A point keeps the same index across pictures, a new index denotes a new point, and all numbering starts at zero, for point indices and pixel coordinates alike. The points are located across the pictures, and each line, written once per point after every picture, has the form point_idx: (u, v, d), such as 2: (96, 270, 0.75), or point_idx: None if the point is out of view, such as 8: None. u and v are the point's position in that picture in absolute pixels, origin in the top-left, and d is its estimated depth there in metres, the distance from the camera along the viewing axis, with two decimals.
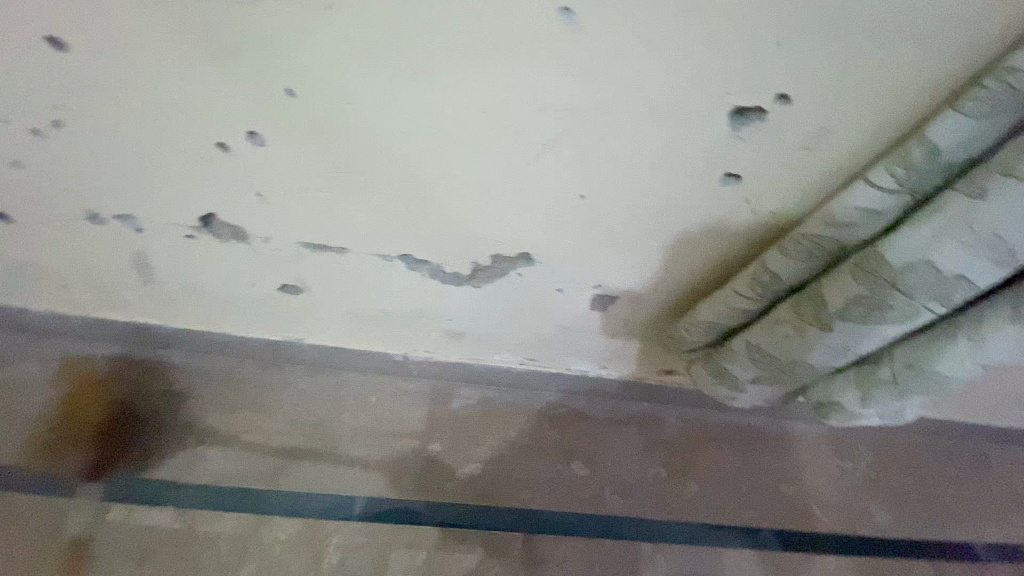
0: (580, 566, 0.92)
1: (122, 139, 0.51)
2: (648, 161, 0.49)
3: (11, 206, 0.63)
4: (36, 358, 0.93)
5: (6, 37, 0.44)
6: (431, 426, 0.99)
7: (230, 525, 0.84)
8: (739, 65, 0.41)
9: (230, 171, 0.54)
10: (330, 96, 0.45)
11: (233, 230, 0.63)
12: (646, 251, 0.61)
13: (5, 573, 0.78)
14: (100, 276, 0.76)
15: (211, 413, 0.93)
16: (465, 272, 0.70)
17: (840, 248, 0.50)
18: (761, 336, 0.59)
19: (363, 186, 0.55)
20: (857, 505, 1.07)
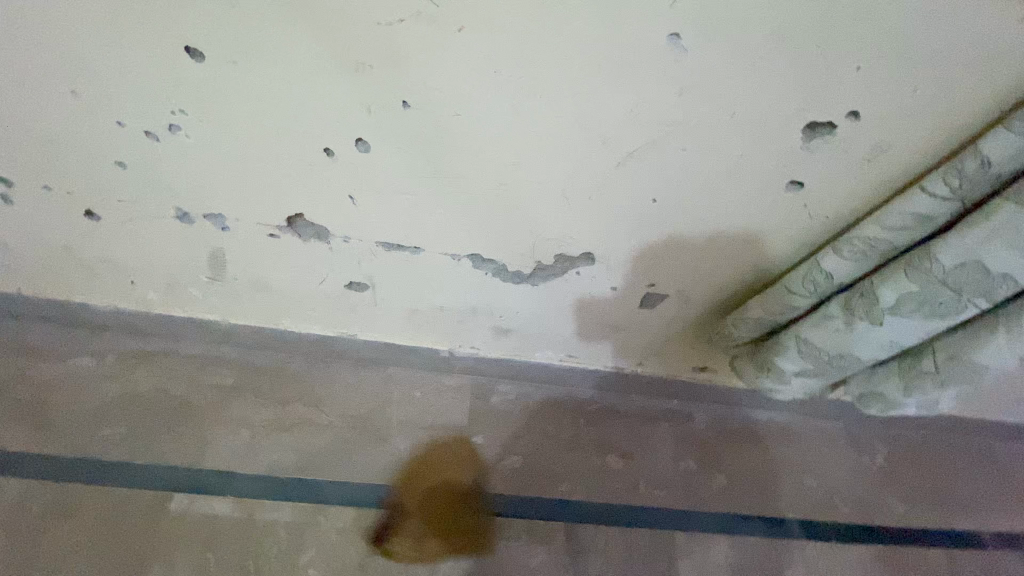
0: (619, 554, 0.96)
1: (233, 143, 0.55)
2: (723, 169, 0.54)
3: (102, 204, 0.65)
4: (91, 353, 0.95)
5: (144, 48, 0.46)
6: (474, 420, 1.03)
7: (288, 514, 0.88)
8: (820, 84, 0.46)
9: (330, 173, 0.58)
10: (442, 108, 0.49)
11: (317, 229, 0.68)
12: (704, 250, 0.66)
13: (71, 563, 0.80)
14: (171, 273, 0.79)
15: (264, 406, 0.96)
16: (527, 272, 0.74)
17: (892, 251, 0.55)
18: (811, 331, 0.64)
19: (450, 190, 0.59)
20: (875, 497, 1.12)
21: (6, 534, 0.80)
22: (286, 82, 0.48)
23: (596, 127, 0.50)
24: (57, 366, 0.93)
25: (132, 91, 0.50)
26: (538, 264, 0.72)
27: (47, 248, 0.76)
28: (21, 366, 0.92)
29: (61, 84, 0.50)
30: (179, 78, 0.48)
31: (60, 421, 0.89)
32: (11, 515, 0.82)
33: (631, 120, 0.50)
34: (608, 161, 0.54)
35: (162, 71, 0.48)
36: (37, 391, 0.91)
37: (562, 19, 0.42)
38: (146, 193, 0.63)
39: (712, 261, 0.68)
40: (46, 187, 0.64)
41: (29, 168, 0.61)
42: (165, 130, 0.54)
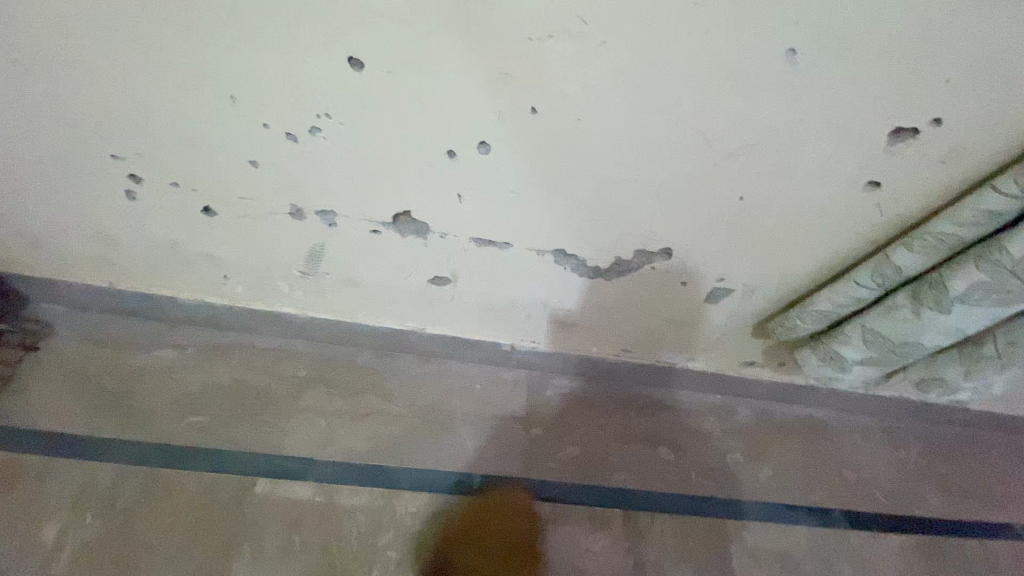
0: (676, 539, 1.00)
1: (367, 144, 0.60)
2: (810, 169, 0.60)
3: (222, 200, 0.71)
4: (173, 345, 1.00)
5: (315, 58, 0.53)
6: (533, 412, 1.08)
7: (366, 498, 0.92)
8: (911, 94, 0.52)
9: (447, 173, 0.63)
10: (566, 114, 0.56)
11: (418, 226, 0.73)
12: (778, 247, 0.72)
13: (166, 541, 0.83)
14: (265, 267, 0.84)
15: (337, 397, 1.01)
16: (604, 267, 0.80)
17: (961, 245, 0.61)
18: (878, 321, 0.70)
19: (553, 189, 0.65)
20: (912, 488, 1.17)
21: (103, 516, 0.83)
22: (431, 89, 0.54)
23: (704, 131, 0.57)
24: (142, 357, 0.98)
25: (290, 96, 0.56)
26: (617, 260, 0.78)
27: (153, 243, 0.81)
28: (109, 356, 0.97)
29: (221, 90, 0.57)
30: (335, 85, 0.55)
31: (147, 409, 0.93)
32: (105, 498, 0.85)
33: (735, 125, 0.56)
34: (708, 161, 0.60)
35: (322, 79, 0.54)
36: (124, 380, 0.95)
37: (691, 36, 0.49)
38: (268, 190, 0.68)
39: (783, 257, 0.74)
40: (174, 183, 0.69)
41: (164, 166, 0.66)
42: (305, 133, 0.60)
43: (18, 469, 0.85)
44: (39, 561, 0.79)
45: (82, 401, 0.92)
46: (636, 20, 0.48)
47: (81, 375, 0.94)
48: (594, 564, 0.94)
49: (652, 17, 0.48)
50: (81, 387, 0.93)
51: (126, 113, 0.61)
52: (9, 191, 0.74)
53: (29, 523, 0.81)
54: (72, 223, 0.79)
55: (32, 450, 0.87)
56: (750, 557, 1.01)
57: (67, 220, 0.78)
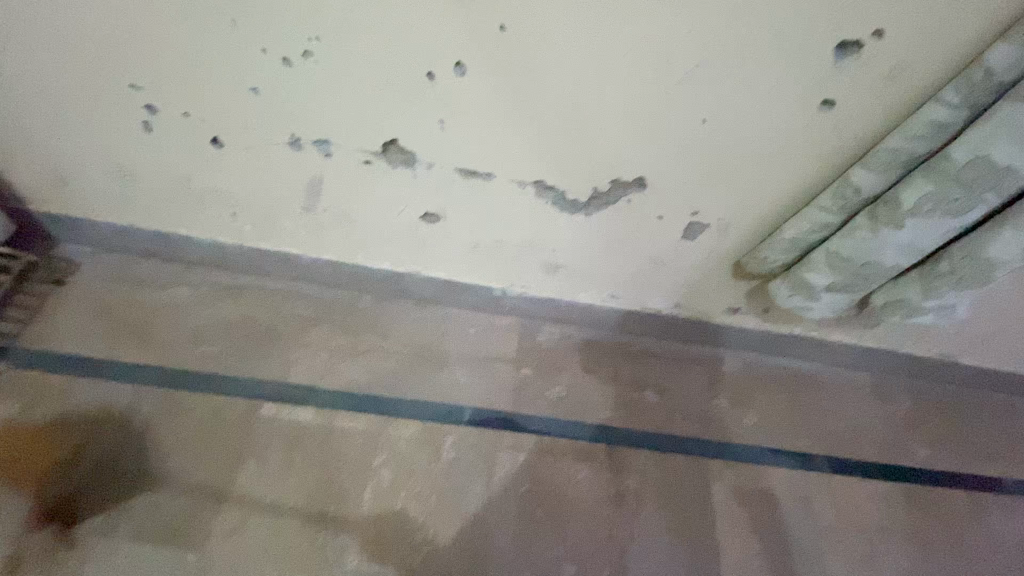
0: (657, 475, 1.04)
1: (354, 68, 0.66)
2: (766, 88, 0.64)
3: (228, 130, 0.77)
4: (187, 284, 1.08)
5: None
6: (523, 354, 1.13)
7: (362, 424, 0.99)
8: (850, 5, 0.56)
9: (429, 97, 0.69)
10: (532, 34, 0.61)
11: (405, 156, 0.79)
12: (744, 175, 0.76)
13: (179, 453, 0.91)
14: (269, 202, 0.91)
15: (338, 334, 1.08)
16: (583, 200, 0.84)
17: (912, 159, 0.64)
18: (840, 244, 0.73)
19: (528, 112, 0.70)
20: (898, 439, 1.19)
21: (121, 429, 0.91)
22: (409, 8, 0.59)
23: (662, 48, 0.61)
24: (159, 293, 1.06)
25: (283, 19, 0.62)
26: (594, 192, 0.82)
27: (167, 177, 0.88)
28: (129, 292, 1.05)
29: (224, 14, 0.62)
30: (322, 7, 0.60)
31: (163, 339, 1.01)
32: (125, 414, 0.93)
33: (690, 42, 0.60)
34: (670, 79, 0.64)
35: (310, 1, 0.60)
36: (143, 313, 1.03)
37: None
38: (268, 118, 0.75)
39: (751, 185, 0.77)
40: (183, 113, 0.76)
41: (175, 94, 0.73)
42: (298, 58, 0.66)
43: (46, 386, 0.93)
44: (63, 465, 0.87)
45: (106, 330, 1.01)
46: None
47: (105, 308, 1.03)
48: (576, 492, 0.99)
49: None
50: (104, 318, 1.02)
51: (140, 43, 0.68)
52: (38, 125, 0.82)
53: (56, 432, 0.90)
54: (95, 158, 0.86)
55: (62, 370, 0.95)
56: (729, 493, 1.05)
57: (91, 156, 0.86)
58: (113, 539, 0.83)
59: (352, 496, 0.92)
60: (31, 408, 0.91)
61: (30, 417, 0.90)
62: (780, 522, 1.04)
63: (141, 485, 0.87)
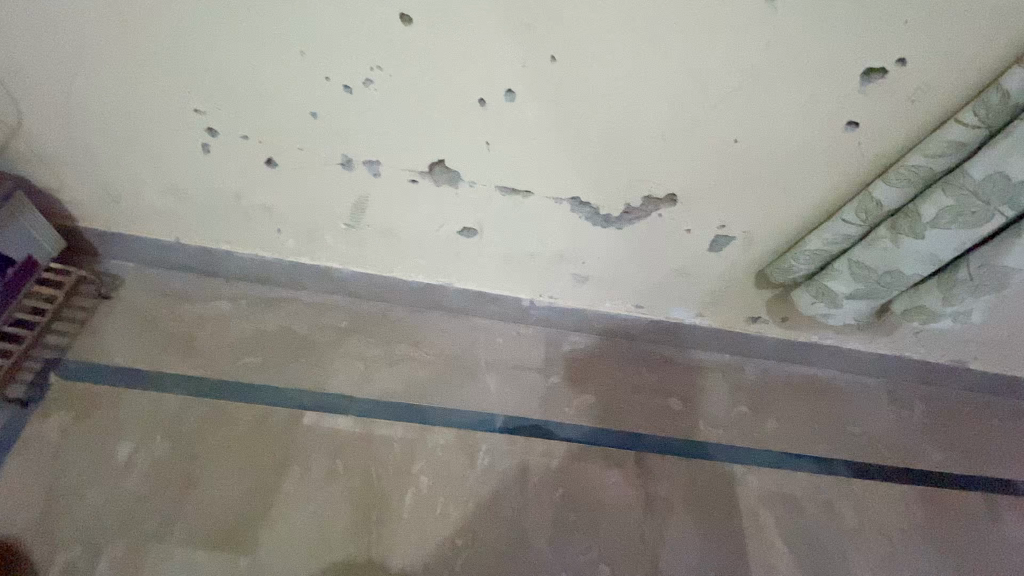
0: (685, 479, 1.07)
1: (412, 95, 0.71)
2: (795, 110, 0.69)
3: (284, 152, 0.82)
4: (228, 297, 1.12)
5: (374, 19, 0.63)
6: (550, 363, 1.17)
7: (400, 431, 1.02)
8: (876, 37, 0.61)
9: (479, 120, 0.74)
10: (580, 63, 0.66)
11: (450, 175, 0.84)
12: (771, 190, 0.81)
13: (227, 460, 0.94)
14: (315, 219, 0.96)
15: (373, 344, 1.12)
16: (616, 215, 0.89)
17: (932, 175, 0.69)
18: (863, 253, 0.77)
19: (571, 133, 0.75)
20: (914, 444, 1.22)
21: (170, 437, 0.95)
22: (469, 41, 0.64)
23: (700, 76, 0.66)
24: (202, 306, 1.10)
25: (349, 51, 0.67)
26: (627, 207, 0.87)
27: (219, 195, 0.93)
28: (174, 306, 1.09)
29: (294, 45, 0.67)
30: (388, 40, 0.65)
31: (207, 350, 1.05)
32: (173, 423, 0.96)
33: (726, 69, 0.65)
34: (706, 102, 0.69)
35: (377, 35, 0.65)
36: (187, 326, 1.07)
37: None
38: (323, 140, 0.79)
39: (777, 201, 0.82)
40: (244, 136, 0.80)
41: (237, 118, 0.78)
42: (360, 85, 0.71)
43: (97, 396, 0.97)
44: (116, 473, 0.90)
45: (152, 342, 1.04)
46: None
47: (150, 321, 1.07)
48: (606, 496, 1.02)
49: None
50: (150, 331, 1.06)
51: (210, 72, 0.72)
52: (101, 146, 0.87)
53: (107, 442, 0.93)
54: (151, 178, 0.91)
55: (111, 381, 0.99)
56: (754, 497, 1.08)
57: (148, 175, 0.91)
58: (166, 544, 0.86)
59: (393, 500, 0.95)
60: (84, 418, 0.94)
61: (83, 427, 0.94)
62: (804, 525, 1.07)
63: (192, 491, 0.90)
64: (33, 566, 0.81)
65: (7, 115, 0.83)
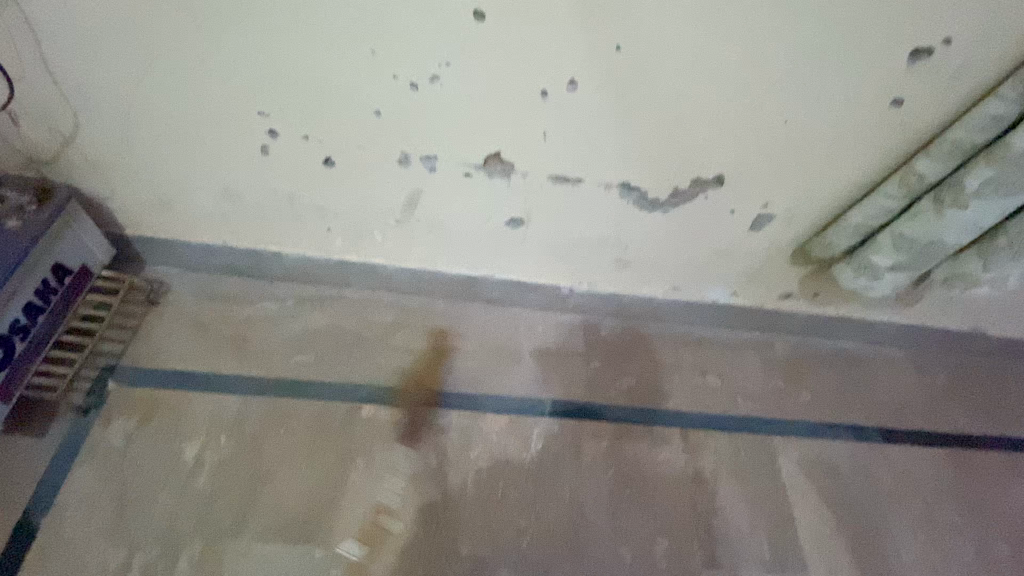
0: (729, 452, 1.11)
1: (477, 89, 0.73)
2: (843, 90, 0.73)
3: (343, 151, 0.84)
4: (274, 298, 1.13)
5: (447, 17, 0.65)
6: (591, 347, 1.20)
7: (455, 419, 1.04)
8: (924, 18, 0.64)
9: (540, 111, 0.76)
10: (645, 50, 0.69)
11: (504, 167, 0.86)
12: (814, 167, 0.84)
13: (292, 455, 0.96)
14: (366, 215, 0.98)
15: (419, 337, 1.14)
16: (662, 198, 0.92)
17: (974, 147, 0.73)
18: (907, 226, 0.82)
19: (627, 119, 0.78)
20: (940, 409, 1.28)
21: (234, 436, 0.96)
22: (538, 34, 0.67)
23: (756, 62, 0.70)
24: (250, 308, 1.11)
25: (418, 49, 0.69)
26: (675, 190, 0.90)
27: (273, 197, 0.94)
28: (222, 308, 1.10)
29: (364, 44, 0.69)
30: (458, 36, 0.67)
31: (259, 350, 1.07)
32: (235, 422, 0.98)
33: (782, 53, 0.69)
34: (760, 86, 0.73)
35: (448, 31, 0.67)
36: (238, 327, 1.09)
37: None
38: (383, 137, 0.81)
39: (819, 178, 0.86)
40: (304, 136, 0.82)
41: (300, 119, 0.80)
42: (426, 82, 0.73)
43: (157, 401, 0.98)
44: (186, 474, 0.92)
45: (204, 345, 1.06)
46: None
47: (200, 325, 1.08)
48: (657, 472, 1.06)
49: None
50: (201, 334, 1.07)
51: (277, 74, 0.74)
52: (158, 153, 0.88)
53: (173, 444, 0.94)
54: (205, 182, 0.93)
55: (169, 385, 1.00)
56: (795, 466, 1.12)
57: (202, 179, 0.92)
58: (243, 540, 0.88)
59: (456, 486, 0.97)
60: (146, 422, 0.96)
61: (146, 431, 0.95)
62: (844, 491, 1.11)
63: (262, 487, 0.92)
64: (114, 568, 0.83)
65: (66, 125, 0.84)
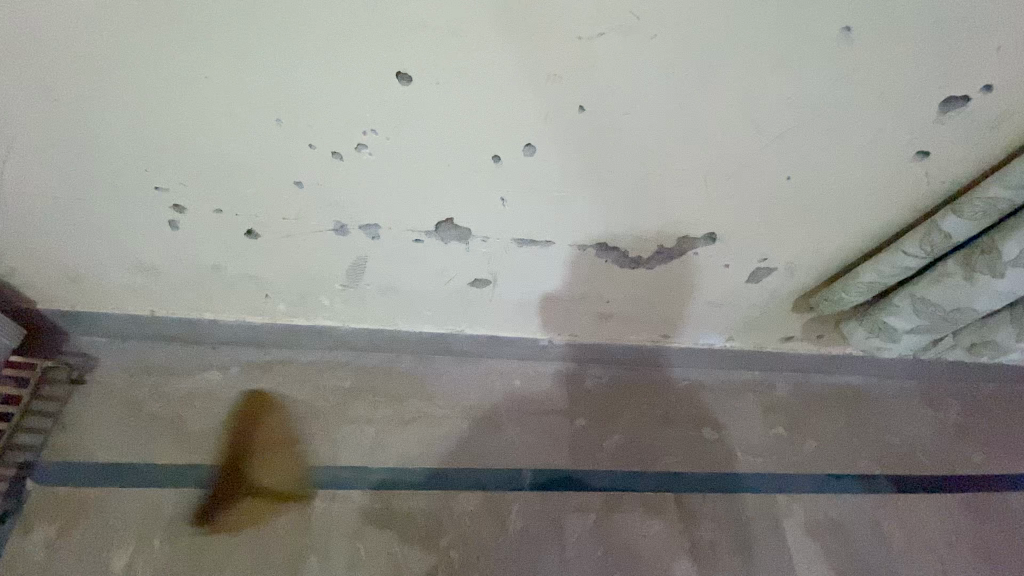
0: (729, 518, 1.01)
1: (416, 158, 0.61)
2: (859, 145, 0.60)
3: (266, 223, 0.71)
4: (217, 367, 1.01)
5: (366, 79, 0.52)
6: (574, 403, 1.09)
7: (422, 502, 0.93)
8: (961, 63, 0.52)
9: (493, 179, 0.64)
10: (615, 108, 0.55)
11: (460, 233, 0.74)
12: (822, 222, 0.72)
13: (237, 559, 0.84)
14: (307, 282, 0.85)
15: (382, 403, 1.02)
16: (645, 256, 0.79)
17: (1013, 208, 0.61)
18: (929, 290, 0.71)
19: (598, 181, 0.65)
20: (955, 449, 1.17)
21: (170, 540, 0.85)
22: (480, 95, 0.53)
23: (755, 116, 0.56)
24: (189, 381, 0.99)
25: (333, 114, 0.55)
26: (660, 248, 0.77)
27: (196, 268, 0.81)
28: (156, 383, 0.98)
29: (269, 112, 0.56)
30: (380, 98, 0.54)
31: (200, 432, 0.95)
32: (172, 523, 0.86)
33: (786, 108, 0.55)
34: (759, 144, 0.60)
35: (367, 92, 0.53)
36: (174, 405, 0.96)
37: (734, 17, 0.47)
38: (311, 209, 0.68)
39: (828, 231, 0.74)
40: (217, 210, 0.69)
41: (209, 194, 0.66)
42: (352, 151, 0.60)
43: (82, 501, 0.86)
44: None
45: (136, 430, 0.93)
46: (697, 9, 0.46)
47: (131, 404, 0.95)
48: (650, 550, 0.95)
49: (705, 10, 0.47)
50: (133, 416, 0.94)
51: (171, 146, 0.61)
52: (50, 229, 0.74)
53: (99, 554, 0.83)
54: (115, 256, 0.79)
55: (95, 482, 0.88)
56: (802, 530, 1.02)
57: (111, 254, 0.79)
58: None
59: None
60: (69, 529, 0.84)
61: (69, 541, 0.83)
62: (857, 555, 1.01)
63: None
64: None
65: None
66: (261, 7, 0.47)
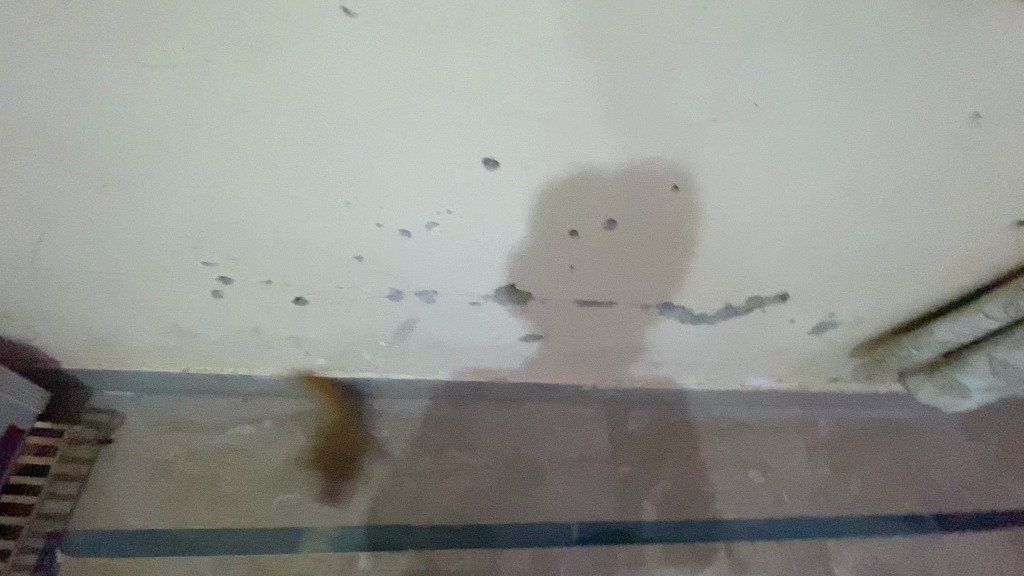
0: (780, 567, 0.98)
1: (487, 235, 0.58)
2: (954, 214, 0.58)
3: (315, 291, 0.67)
4: (247, 420, 0.96)
5: (453, 165, 0.50)
6: (617, 448, 1.05)
7: (468, 561, 0.90)
8: None
9: (565, 250, 0.61)
10: (712, 185, 0.53)
11: (519, 296, 0.70)
12: (899, 281, 0.69)
13: None
14: (350, 341, 0.81)
15: (422, 454, 0.98)
16: (709, 313, 0.76)
17: None
18: (1011, 352, 0.68)
19: (676, 249, 0.62)
20: (1001, 484, 1.15)
21: None
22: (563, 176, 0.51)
23: (859, 191, 0.55)
24: (219, 437, 0.94)
25: (405, 196, 0.53)
26: (725, 307, 0.74)
27: (234, 331, 0.77)
28: (185, 440, 0.93)
29: (336, 197, 0.54)
30: (460, 181, 0.52)
31: (233, 491, 0.90)
32: None
33: (885, 181, 0.54)
34: (853, 215, 0.58)
35: (446, 176, 0.51)
36: (205, 464, 0.92)
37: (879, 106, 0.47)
38: (367, 278, 0.65)
39: (903, 289, 0.71)
40: (267, 281, 0.65)
41: (261, 267, 0.63)
42: (421, 229, 0.57)
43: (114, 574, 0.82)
44: None
45: (166, 492, 0.89)
46: (820, 92, 0.45)
47: (161, 464, 0.91)
48: None
49: (839, 103, 0.46)
50: (163, 477, 0.90)
51: (224, 225, 0.57)
52: (81, 298, 0.70)
53: None
54: (150, 321, 0.75)
55: (127, 553, 0.84)
56: None
57: (145, 320, 0.75)
58: None
59: None
60: None
61: None
62: None
63: None
64: None
65: None
66: (349, 99, 0.45)
